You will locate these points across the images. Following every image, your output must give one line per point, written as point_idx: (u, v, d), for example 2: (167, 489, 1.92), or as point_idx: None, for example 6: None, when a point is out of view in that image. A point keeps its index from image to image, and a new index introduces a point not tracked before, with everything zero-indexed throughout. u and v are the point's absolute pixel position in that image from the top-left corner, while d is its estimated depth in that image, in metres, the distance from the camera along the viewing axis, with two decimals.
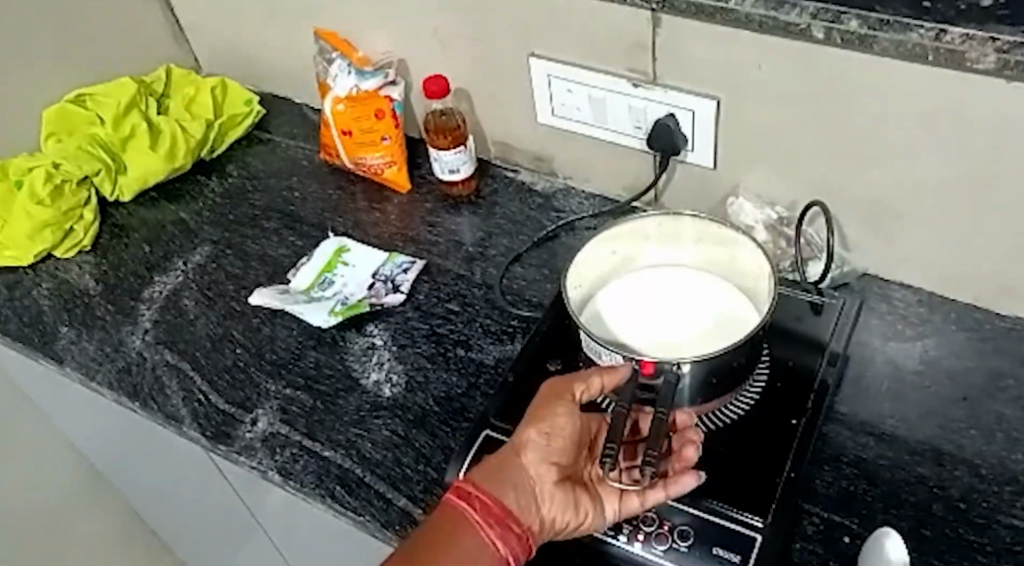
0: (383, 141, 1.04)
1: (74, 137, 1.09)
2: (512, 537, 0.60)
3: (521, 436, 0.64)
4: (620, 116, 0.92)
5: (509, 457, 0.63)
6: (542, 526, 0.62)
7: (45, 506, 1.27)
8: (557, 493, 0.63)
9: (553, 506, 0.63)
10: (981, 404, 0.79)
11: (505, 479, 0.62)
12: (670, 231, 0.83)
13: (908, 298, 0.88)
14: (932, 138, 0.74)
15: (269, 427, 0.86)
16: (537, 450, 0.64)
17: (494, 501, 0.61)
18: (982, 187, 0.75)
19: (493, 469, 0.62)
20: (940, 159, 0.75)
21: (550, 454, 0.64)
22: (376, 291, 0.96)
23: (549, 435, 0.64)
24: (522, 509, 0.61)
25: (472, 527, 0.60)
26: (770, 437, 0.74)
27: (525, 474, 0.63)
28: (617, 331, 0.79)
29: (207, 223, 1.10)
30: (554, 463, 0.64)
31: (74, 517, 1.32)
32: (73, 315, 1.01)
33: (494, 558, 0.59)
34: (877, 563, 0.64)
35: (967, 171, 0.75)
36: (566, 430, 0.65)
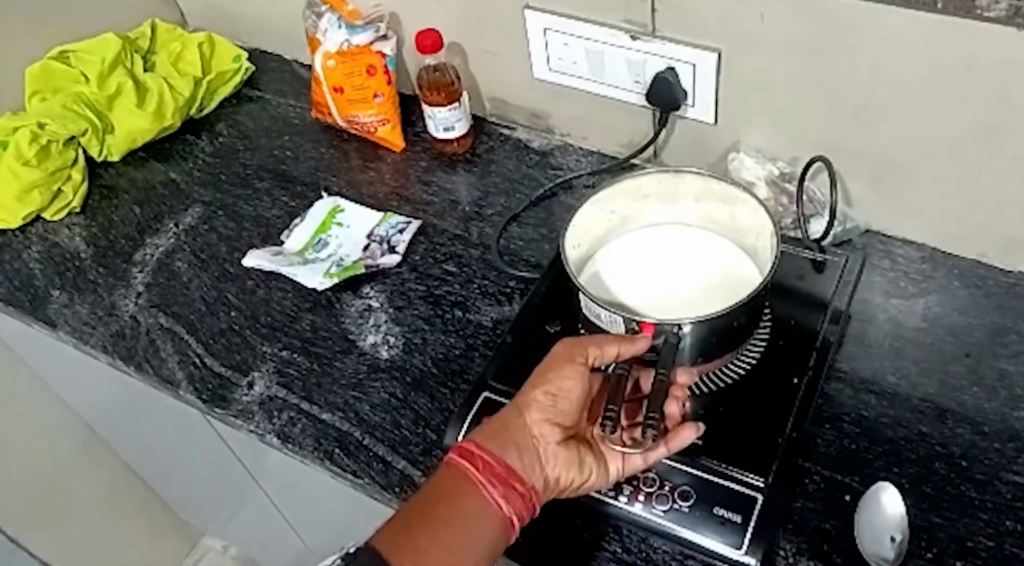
0: (376, 98, 1.02)
1: (60, 96, 1.06)
2: (514, 495, 0.59)
3: (526, 396, 0.63)
4: (619, 71, 0.90)
5: (513, 417, 0.62)
6: (546, 485, 0.61)
7: (47, 477, 1.27)
8: (561, 453, 0.62)
9: (557, 466, 0.62)
10: (983, 360, 0.78)
11: (508, 438, 0.61)
12: (670, 190, 0.81)
13: (910, 254, 0.87)
14: (937, 91, 0.73)
15: (266, 391, 0.85)
16: (542, 410, 0.62)
17: (496, 460, 0.59)
18: (987, 140, 0.73)
19: (496, 429, 0.61)
20: (943, 112, 0.74)
21: (555, 414, 0.63)
22: (371, 252, 0.95)
23: (554, 397, 0.63)
24: (525, 467, 0.60)
25: (475, 486, 0.59)
26: (772, 397, 0.74)
27: (529, 433, 0.62)
28: (618, 293, 0.78)
29: (198, 184, 1.08)
30: (558, 423, 0.62)
31: (76, 486, 1.32)
32: (65, 278, 1.00)
33: (498, 517, 0.58)
34: (874, 514, 0.66)
35: (971, 124, 0.73)
36: (574, 391, 0.64)
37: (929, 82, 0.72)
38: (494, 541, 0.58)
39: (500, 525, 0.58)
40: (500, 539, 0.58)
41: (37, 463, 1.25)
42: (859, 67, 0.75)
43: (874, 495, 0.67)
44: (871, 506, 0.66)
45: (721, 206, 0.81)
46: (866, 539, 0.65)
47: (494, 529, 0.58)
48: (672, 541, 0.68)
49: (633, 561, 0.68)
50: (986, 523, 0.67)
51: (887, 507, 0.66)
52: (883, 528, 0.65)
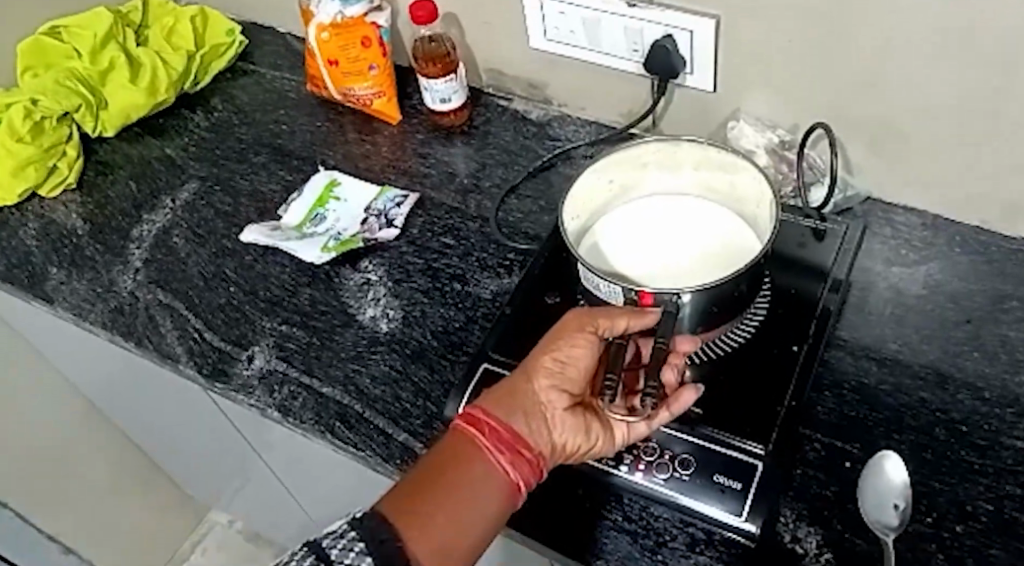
0: (372, 70, 1.01)
1: (52, 71, 1.05)
2: (521, 461, 0.59)
3: (534, 363, 0.63)
4: (616, 39, 0.89)
5: (520, 384, 0.62)
6: (553, 450, 0.61)
7: (48, 454, 1.28)
8: (568, 419, 0.61)
9: (564, 431, 0.61)
10: (984, 327, 0.78)
11: (514, 404, 0.60)
12: (669, 159, 0.80)
13: (911, 221, 0.86)
14: (938, 54, 0.72)
15: (266, 365, 0.85)
16: (549, 377, 0.62)
17: (503, 426, 0.59)
18: (990, 103, 0.73)
19: (503, 395, 0.61)
20: (945, 73, 0.73)
21: (563, 381, 0.62)
22: (369, 226, 0.95)
23: (562, 363, 0.63)
24: (532, 432, 0.60)
25: (481, 452, 0.58)
26: (771, 366, 0.73)
27: (536, 399, 0.61)
28: (616, 263, 0.78)
29: (193, 159, 1.08)
30: (566, 389, 0.62)
31: (79, 463, 1.33)
32: (62, 255, 0.99)
33: (505, 483, 0.58)
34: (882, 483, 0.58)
35: (973, 86, 0.72)
36: (583, 359, 0.63)
37: (929, 43, 0.71)
38: (500, 507, 0.57)
39: (506, 491, 0.58)
40: (506, 505, 0.58)
41: (38, 442, 1.26)
42: (860, 29, 0.74)
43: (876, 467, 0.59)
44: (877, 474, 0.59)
45: (720, 174, 0.80)
46: (870, 506, 0.59)
47: (501, 495, 0.57)
48: (672, 508, 0.68)
49: (635, 529, 0.69)
50: (986, 488, 0.67)
51: (891, 473, 0.58)
52: (888, 493, 0.58)
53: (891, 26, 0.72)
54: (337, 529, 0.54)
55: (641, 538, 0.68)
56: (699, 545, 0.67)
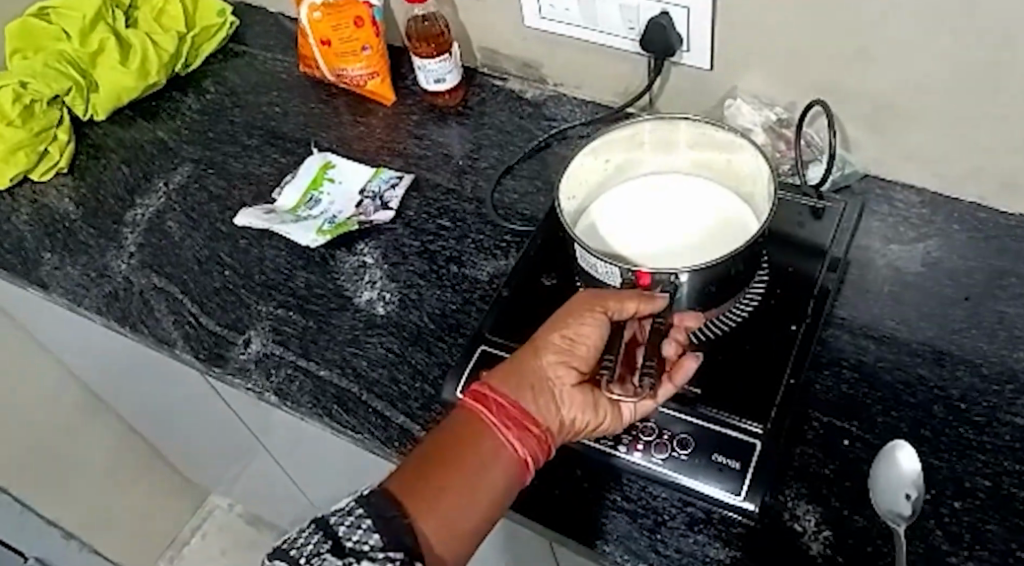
0: (365, 51, 1.00)
1: (41, 54, 1.04)
2: (529, 439, 0.58)
3: (542, 340, 0.62)
4: (612, 16, 0.88)
5: (528, 361, 0.61)
6: (561, 427, 0.61)
7: (47, 442, 1.28)
8: (578, 395, 0.61)
9: (573, 408, 0.61)
10: (983, 303, 0.77)
11: (523, 381, 0.60)
12: (665, 137, 0.80)
13: (910, 199, 0.86)
14: (935, 35, 0.71)
15: (262, 349, 0.84)
16: (558, 353, 0.61)
17: (510, 403, 0.59)
18: (987, 82, 0.72)
19: (512, 371, 0.60)
20: (941, 52, 0.72)
21: (571, 357, 0.61)
22: (364, 208, 0.94)
23: (571, 339, 0.62)
24: (541, 408, 0.60)
25: (488, 429, 0.58)
26: (770, 344, 0.73)
27: (544, 376, 0.61)
28: (613, 242, 0.77)
29: (186, 142, 1.07)
30: (576, 365, 0.61)
31: (77, 452, 1.33)
32: (55, 240, 0.98)
33: (512, 460, 0.58)
34: (891, 473, 0.55)
35: (970, 65, 0.72)
36: (592, 337, 0.62)
37: (926, 23, 0.71)
38: (507, 484, 0.57)
39: (513, 467, 0.57)
40: (513, 481, 0.57)
41: (35, 428, 1.25)
42: (856, 8, 0.74)
43: (887, 456, 0.56)
44: (887, 461, 0.56)
45: (717, 152, 0.79)
46: (879, 496, 0.56)
47: (508, 471, 0.57)
48: (671, 488, 0.68)
49: (634, 509, 0.69)
50: (984, 464, 0.67)
51: (902, 463, 0.55)
52: (899, 484, 0.55)
53: (888, 5, 0.72)
54: (345, 505, 0.53)
55: (640, 518, 0.68)
56: (698, 524, 0.67)
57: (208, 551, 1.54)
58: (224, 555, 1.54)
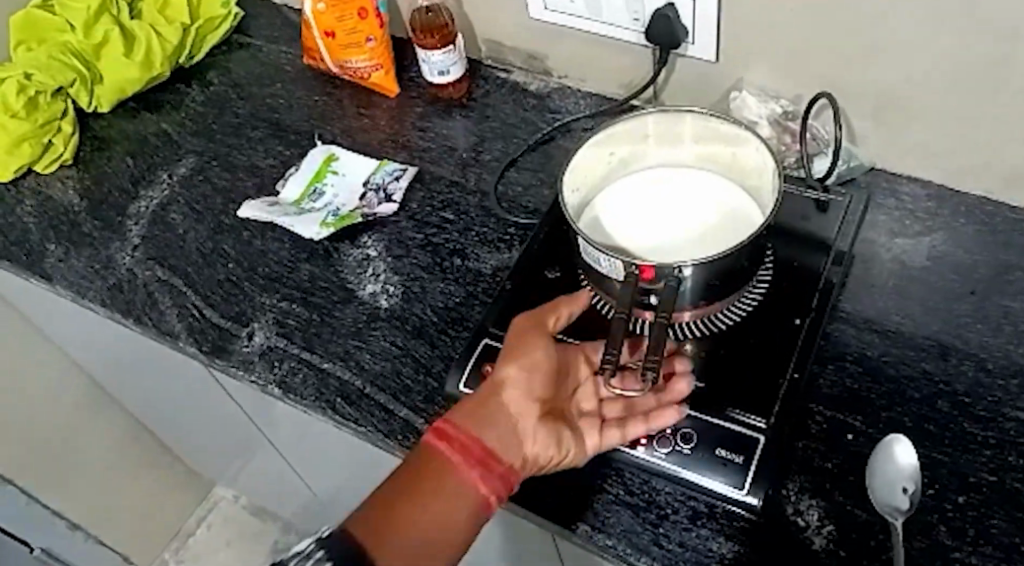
0: (368, 43, 0.99)
1: (44, 46, 1.04)
2: (492, 475, 0.59)
3: (501, 374, 0.64)
4: (617, 8, 0.88)
5: (491, 396, 0.62)
6: (525, 463, 0.61)
7: (47, 442, 1.28)
8: (541, 430, 0.62)
9: (537, 444, 0.62)
10: (989, 298, 0.77)
11: (485, 416, 0.61)
12: (669, 131, 0.79)
13: (916, 193, 0.85)
14: (935, 33, 0.71)
15: (266, 341, 0.84)
16: (518, 387, 0.63)
17: (473, 440, 0.60)
18: (988, 82, 0.72)
19: (475, 407, 0.61)
20: (941, 52, 0.73)
21: (531, 390, 0.63)
22: (367, 201, 0.94)
23: (528, 371, 0.64)
24: (504, 443, 0.61)
25: (451, 467, 0.58)
26: (773, 339, 0.73)
27: (507, 411, 0.62)
28: (617, 235, 0.77)
29: (190, 134, 1.07)
30: (536, 399, 0.63)
31: (77, 452, 1.33)
32: (60, 233, 0.98)
33: (476, 496, 0.58)
34: (885, 470, 0.54)
35: (972, 63, 0.72)
36: (547, 367, 0.65)
37: (925, 23, 0.71)
38: (471, 520, 0.57)
39: (477, 504, 0.58)
40: (477, 519, 0.58)
41: (38, 420, 1.26)
42: (856, 8, 0.74)
43: (882, 449, 0.54)
44: (882, 456, 0.54)
45: (721, 144, 0.79)
46: (878, 492, 0.53)
47: (472, 508, 0.58)
48: (674, 482, 0.68)
49: (637, 502, 0.69)
50: (989, 459, 0.67)
51: (899, 457, 0.53)
52: (896, 477, 0.53)
53: (889, 5, 0.72)
54: (304, 549, 0.50)
55: (643, 512, 0.68)
56: (701, 518, 0.67)
57: (213, 542, 1.55)
58: (229, 546, 1.54)
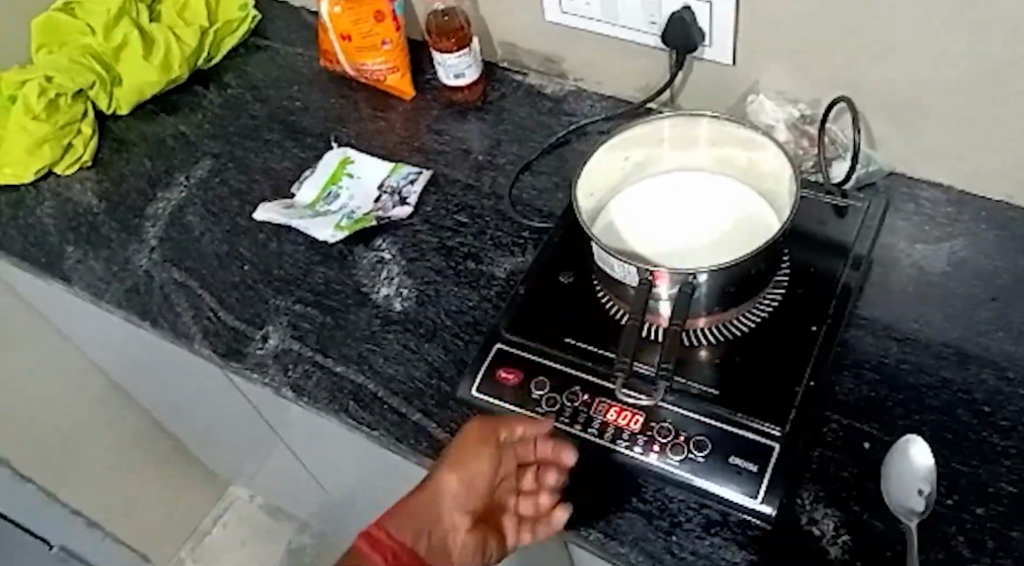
0: (384, 46, 1.00)
1: (66, 49, 1.05)
2: None
3: (439, 481, 0.61)
4: (633, 10, 0.87)
5: (424, 502, 0.60)
6: None
7: (47, 442, 1.26)
8: (470, 543, 0.60)
9: (464, 557, 0.59)
10: (1011, 305, 0.76)
11: (416, 524, 0.59)
12: (685, 134, 0.79)
13: (937, 197, 0.84)
14: (935, 34, 0.71)
15: (280, 344, 0.85)
16: (453, 497, 0.61)
17: (402, 548, 0.57)
18: (990, 83, 0.72)
19: (407, 515, 0.59)
20: (941, 53, 0.73)
21: (466, 500, 0.61)
22: (382, 204, 0.94)
23: (467, 479, 0.61)
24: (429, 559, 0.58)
25: None
26: (789, 345, 0.72)
27: (439, 521, 0.60)
28: (631, 240, 0.77)
29: (207, 136, 1.07)
30: (469, 509, 0.61)
31: (77, 452, 1.31)
32: (78, 234, 0.99)
33: None
34: (903, 471, 0.61)
35: (979, 66, 0.72)
36: (486, 477, 0.62)
37: (924, 22, 0.71)
38: None
39: None
40: None
41: (56, 417, 1.27)
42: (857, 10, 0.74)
43: (899, 451, 0.61)
44: (899, 457, 0.61)
45: (737, 148, 0.78)
46: (892, 489, 0.61)
47: None
48: (687, 490, 0.67)
49: (649, 510, 0.68)
50: (1009, 470, 0.65)
51: (915, 458, 0.60)
52: (912, 479, 0.60)
53: (888, 6, 0.72)
54: None
55: (655, 520, 0.67)
56: (714, 527, 0.66)
57: (229, 541, 1.56)
58: (244, 545, 1.56)
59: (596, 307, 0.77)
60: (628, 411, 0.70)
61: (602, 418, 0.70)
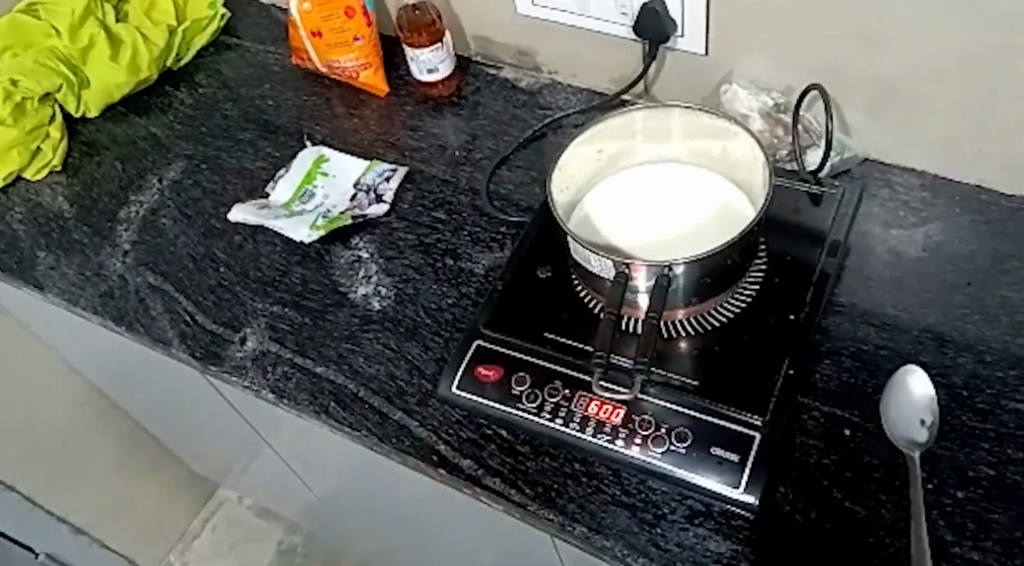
0: (356, 41, 0.99)
1: (31, 51, 1.03)
2: None
3: None
4: (605, 2, 0.87)
5: None
6: None
7: (34, 444, 1.25)
8: None
9: None
10: (986, 288, 0.76)
11: None
12: (659, 126, 0.78)
13: (911, 182, 0.84)
14: (925, 23, 0.71)
15: (259, 346, 0.84)
16: None
17: None
18: (982, 78, 0.73)
19: None
20: (935, 50, 0.73)
21: None
22: (359, 202, 0.93)
23: None
24: None
25: None
26: (768, 334, 0.73)
27: None
28: (607, 234, 0.77)
29: (179, 138, 1.06)
30: None
31: (63, 455, 1.30)
32: (50, 240, 0.98)
33: None
34: (902, 406, 0.51)
35: (960, 55, 0.72)
36: None
37: (920, 19, 0.71)
38: None
39: None
40: None
41: (36, 423, 1.25)
42: (852, 6, 0.74)
43: (894, 385, 0.52)
44: (898, 393, 0.52)
45: (711, 139, 0.78)
46: (893, 428, 0.51)
47: None
48: (670, 482, 0.67)
49: (633, 503, 0.68)
50: (988, 452, 0.66)
51: (914, 389, 0.51)
52: (913, 411, 0.51)
53: None
54: None
55: (639, 512, 0.67)
56: (698, 517, 0.66)
57: (217, 543, 1.55)
58: (234, 547, 1.55)
59: (574, 301, 0.77)
60: (609, 404, 0.70)
61: (583, 412, 0.70)
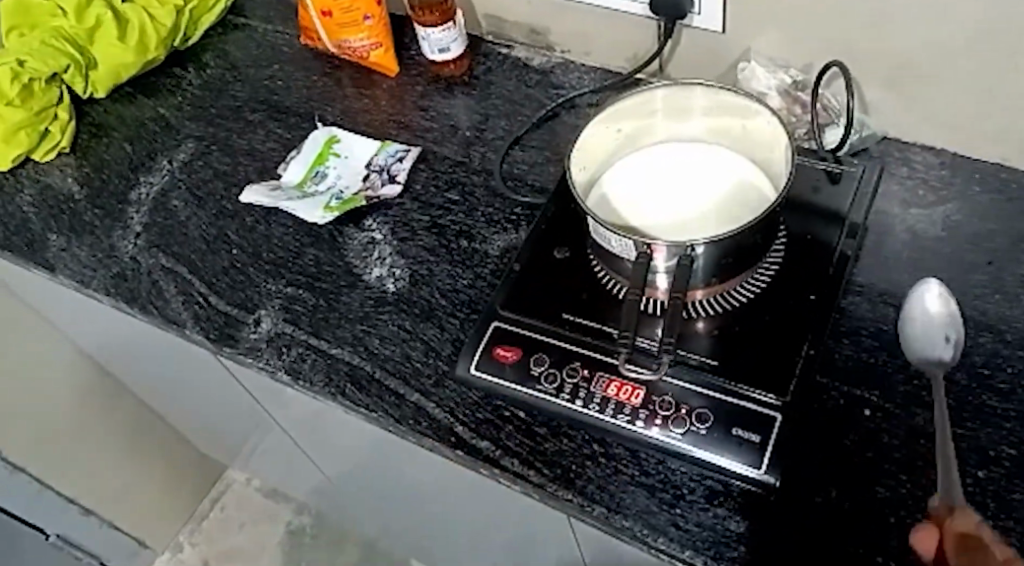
0: (366, 21, 0.98)
1: (37, 31, 1.02)
2: None
3: None
4: None
5: None
6: None
7: (44, 428, 1.25)
8: None
9: None
10: (1006, 268, 0.76)
11: None
12: (678, 105, 0.78)
13: (930, 161, 0.84)
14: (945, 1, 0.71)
15: (273, 328, 0.83)
16: None
17: None
18: (1003, 56, 0.72)
19: None
20: (955, 28, 0.72)
21: None
22: (371, 182, 0.93)
23: None
24: None
25: None
26: (787, 315, 0.72)
27: None
28: (625, 214, 0.76)
29: (188, 118, 1.05)
30: None
31: (73, 439, 1.30)
32: (60, 221, 0.97)
33: None
34: (920, 315, 0.72)
35: (981, 33, 0.71)
36: None
37: None
38: None
39: None
40: None
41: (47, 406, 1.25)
42: None
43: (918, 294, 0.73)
44: (919, 304, 0.73)
45: (731, 117, 0.77)
46: (918, 343, 0.71)
47: None
48: (689, 462, 0.67)
49: (652, 484, 0.68)
50: (1010, 432, 0.66)
51: (931, 304, 0.72)
52: (936, 328, 0.71)
53: None
54: None
55: (659, 492, 0.67)
56: (718, 497, 0.66)
57: (228, 524, 1.56)
58: (243, 528, 1.55)
59: (592, 282, 0.77)
60: (629, 385, 0.69)
61: (602, 393, 0.69)
